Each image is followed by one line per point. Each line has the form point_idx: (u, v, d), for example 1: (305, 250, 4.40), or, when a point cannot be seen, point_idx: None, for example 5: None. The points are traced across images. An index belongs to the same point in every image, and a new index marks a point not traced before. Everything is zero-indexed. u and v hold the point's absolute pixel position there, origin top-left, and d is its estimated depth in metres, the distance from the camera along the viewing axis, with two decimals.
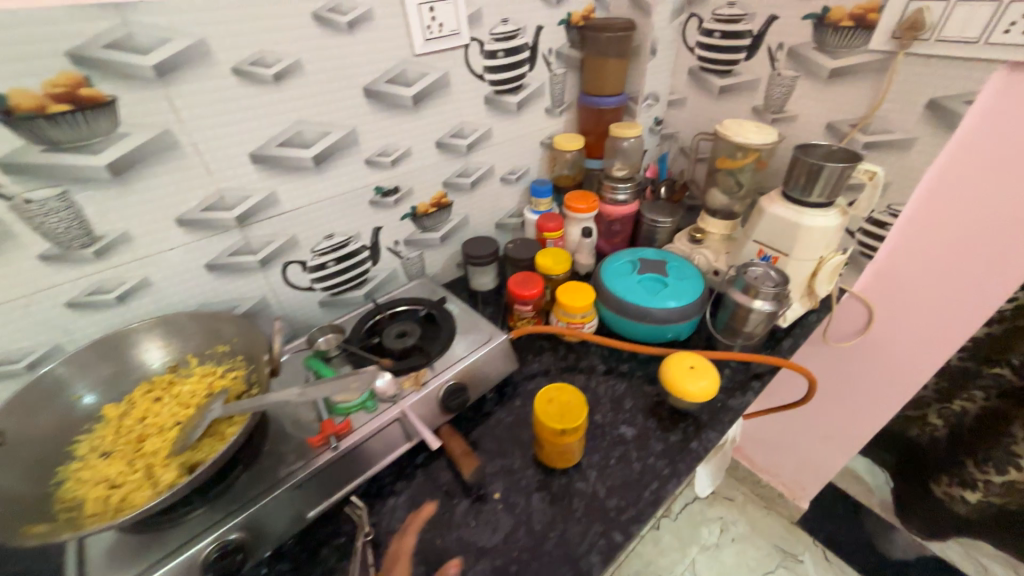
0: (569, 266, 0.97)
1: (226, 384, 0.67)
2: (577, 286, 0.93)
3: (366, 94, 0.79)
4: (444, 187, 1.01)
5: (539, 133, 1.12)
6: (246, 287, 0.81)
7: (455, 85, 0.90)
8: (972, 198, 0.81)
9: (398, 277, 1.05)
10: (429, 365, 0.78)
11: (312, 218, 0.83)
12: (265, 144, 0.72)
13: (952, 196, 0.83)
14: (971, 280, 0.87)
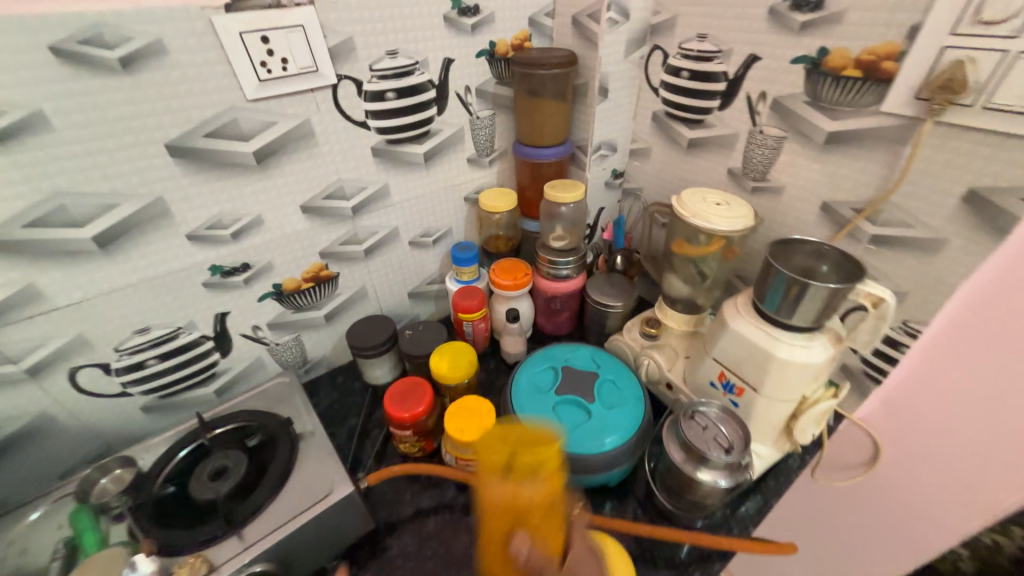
0: (472, 373, 0.74)
1: None
2: (475, 406, 0.69)
3: (172, 152, 0.58)
4: (324, 258, 0.79)
5: (461, 187, 0.90)
6: (8, 403, 0.60)
7: (323, 136, 0.69)
8: (1005, 357, 0.56)
9: (267, 367, 0.83)
10: (235, 535, 0.55)
11: (108, 311, 0.62)
12: (3, 225, 0.51)
13: (983, 348, 0.58)
14: (1002, 459, 0.61)
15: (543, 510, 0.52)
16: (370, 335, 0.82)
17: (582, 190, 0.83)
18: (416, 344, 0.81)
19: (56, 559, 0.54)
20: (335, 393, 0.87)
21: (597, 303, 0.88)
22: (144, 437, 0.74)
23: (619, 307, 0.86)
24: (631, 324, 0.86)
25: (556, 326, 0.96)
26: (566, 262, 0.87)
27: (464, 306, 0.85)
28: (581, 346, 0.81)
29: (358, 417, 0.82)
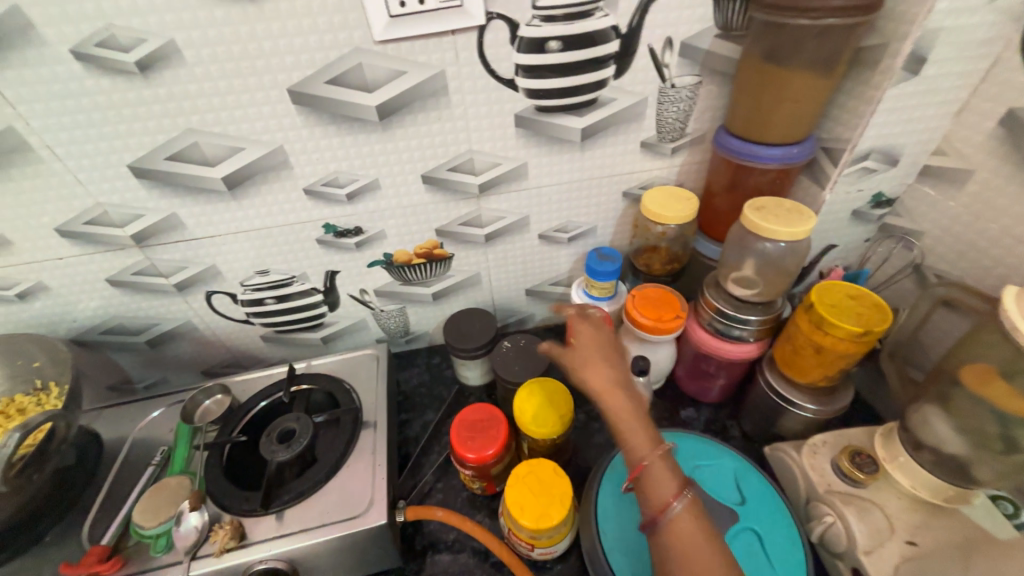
0: (560, 431, 0.57)
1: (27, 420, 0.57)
2: (546, 478, 0.53)
3: (294, 98, 0.51)
4: (439, 236, 0.69)
5: (621, 179, 0.67)
6: (162, 308, 0.69)
7: (457, 95, 0.54)
8: None
9: (370, 329, 0.80)
10: (271, 515, 0.54)
11: (236, 249, 0.64)
12: (149, 155, 0.53)
13: None
14: None
15: (820, 345, 0.52)
16: (468, 334, 0.71)
17: (810, 225, 0.51)
18: (508, 364, 0.67)
19: (153, 464, 0.60)
20: (426, 375, 0.82)
21: (775, 392, 0.59)
22: (262, 360, 0.80)
23: (810, 413, 0.58)
24: (820, 442, 0.56)
25: (700, 390, 0.70)
26: (743, 321, 0.59)
27: None
28: (726, 450, 0.57)
29: (436, 412, 0.75)
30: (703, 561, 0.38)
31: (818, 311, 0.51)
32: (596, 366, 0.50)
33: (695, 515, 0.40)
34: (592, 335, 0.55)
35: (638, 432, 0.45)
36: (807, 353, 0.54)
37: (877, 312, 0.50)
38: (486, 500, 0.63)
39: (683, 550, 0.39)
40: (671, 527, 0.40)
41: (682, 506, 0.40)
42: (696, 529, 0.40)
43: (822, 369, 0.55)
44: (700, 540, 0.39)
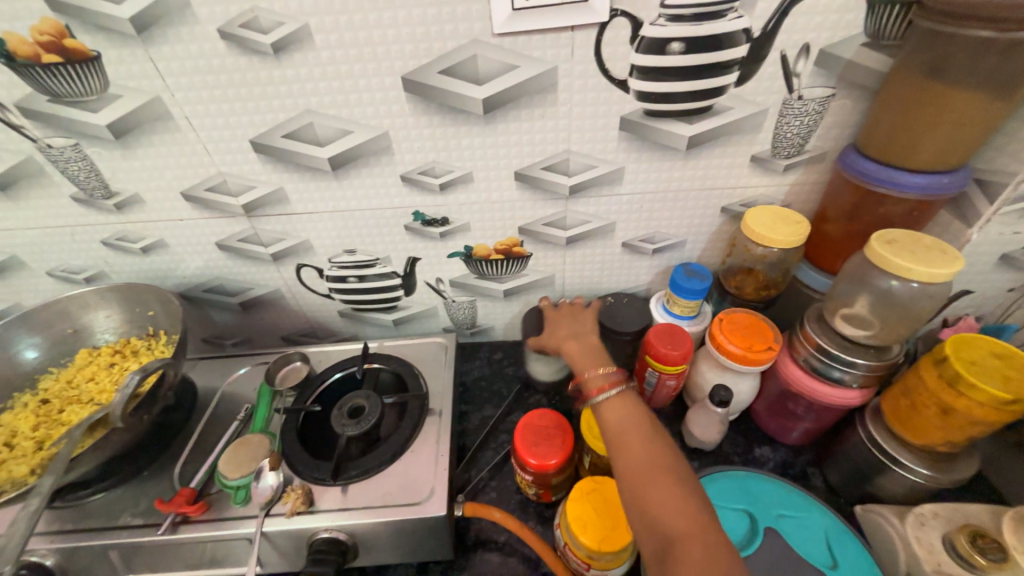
0: None
1: (139, 362, 0.63)
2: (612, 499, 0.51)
3: (406, 87, 0.52)
4: (521, 234, 0.68)
5: (723, 193, 0.62)
6: (258, 274, 0.73)
7: (565, 93, 0.53)
8: None
9: (439, 317, 0.82)
10: (338, 487, 0.56)
11: (330, 227, 0.67)
12: (269, 132, 0.56)
13: None
14: None
15: (950, 407, 0.46)
16: None
17: (957, 268, 0.45)
18: (615, 316, 0.70)
19: (238, 419, 0.64)
20: (487, 370, 0.82)
21: (878, 448, 0.53)
22: (335, 334, 0.84)
23: (921, 479, 0.51)
24: (929, 513, 0.50)
25: (778, 428, 0.64)
26: (849, 363, 0.53)
27: (657, 349, 0.62)
28: (814, 503, 0.52)
29: (495, 409, 0.75)
30: (632, 442, 0.42)
31: (953, 369, 0.45)
32: (557, 334, 0.60)
33: (625, 406, 0.44)
34: (560, 319, 0.65)
35: (580, 357, 0.53)
36: (930, 411, 0.48)
37: None
38: (540, 508, 0.62)
39: (613, 434, 0.43)
40: (602, 415, 0.45)
41: (607, 396, 0.45)
42: (627, 418, 0.44)
43: (947, 433, 0.48)
44: (631, 427, 0.43)
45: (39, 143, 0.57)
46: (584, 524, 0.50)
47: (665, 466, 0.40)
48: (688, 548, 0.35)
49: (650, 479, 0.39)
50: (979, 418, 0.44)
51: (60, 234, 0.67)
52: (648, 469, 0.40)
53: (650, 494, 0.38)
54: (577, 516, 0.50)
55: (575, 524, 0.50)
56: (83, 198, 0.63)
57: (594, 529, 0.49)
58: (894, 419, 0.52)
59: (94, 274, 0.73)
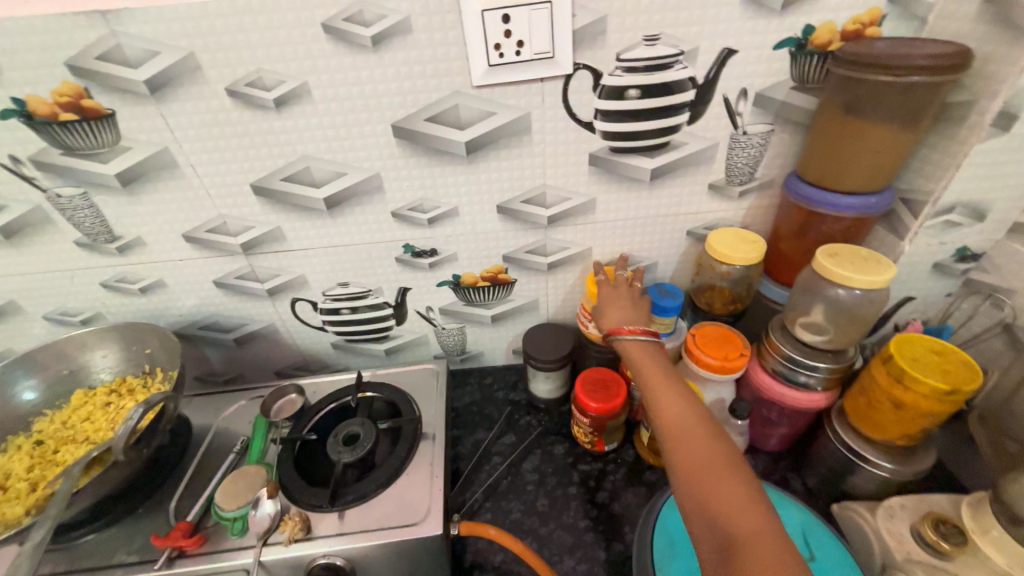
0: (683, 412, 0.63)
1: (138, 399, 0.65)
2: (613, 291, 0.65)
3: (396, 134, 0.58)
4: (505, 262, 0.73)
5: (686, 218, 0.69)
6: (253, 310, 0.76)
7: (539, 134, 0.59)
8: None
9: (429, 345, 0.84)
10: (335, 513, 0.57)
11: (324, 262, 0.71)
12: (269, 176, 0.61)
13: None
14: None
15: (902, 402, 0.50)
16: (549, 347, 0.75)
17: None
18: None
19: (234, 451, 0.66)
20: (478, 394, 0.84)
21: (846, 447, 0.57)
22: (329, 366, 0.86)
23: (887, 473, 0.54)
24: (898, 505, 0.53)
25: (757, 436, 0.67)
26: (812, 367, 0.58)
27: None
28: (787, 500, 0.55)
29: (487, 432, 0.77)
30: (688, 444, 0.44)
31: (897, 367, 0.50)
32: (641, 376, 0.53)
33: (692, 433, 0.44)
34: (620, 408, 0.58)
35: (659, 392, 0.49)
36: (884, 407, 0.53)
37: (967, 375, 0.48)
38: (534, 526, 0.64)
39: (687, 462, 0.43)
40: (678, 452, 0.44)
41: (683, 445, 0.44)
42: (697, 443, 0.43)
43: (902, 424, 0.52)
44: (700, 443, 0.43)
45: (49, 193, 0.61)
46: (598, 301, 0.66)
47: (719, 459, 0.42)
48: (730, 518, 0.38)
49: (726, 514, 0.38)
50: (926, 410, 0.49)
51: (59, 277, 0.69)
52: (713, 482, 0.40)
53: (721, 508, 0.39)
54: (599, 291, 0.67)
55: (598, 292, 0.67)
56: (87, 242, 0.66)
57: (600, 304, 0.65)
58: (857, 418, 0.56)
59: (92, 316, 0.75)
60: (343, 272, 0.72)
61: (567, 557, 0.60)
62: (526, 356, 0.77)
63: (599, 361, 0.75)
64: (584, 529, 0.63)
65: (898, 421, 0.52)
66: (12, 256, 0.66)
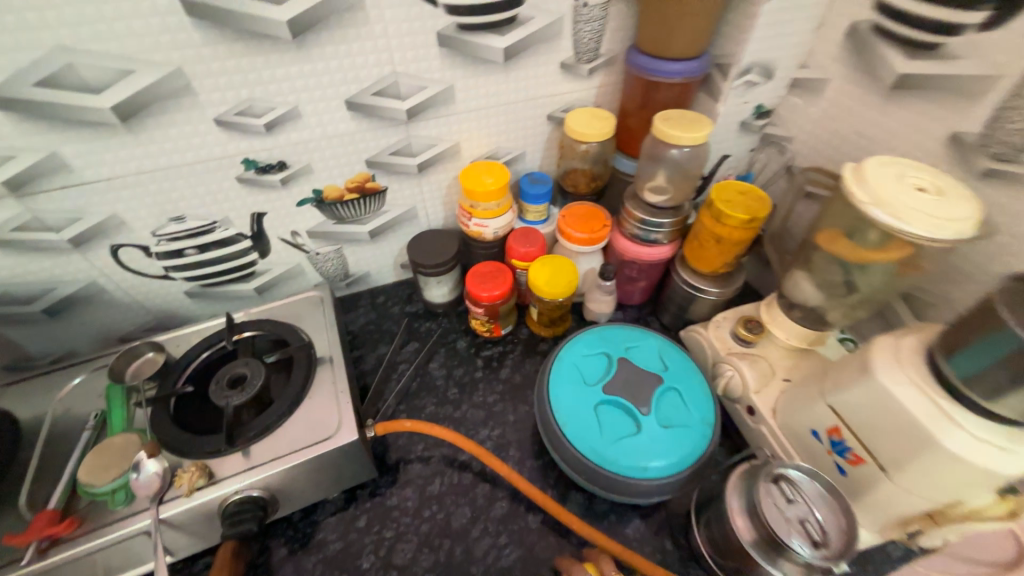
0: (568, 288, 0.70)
1: None
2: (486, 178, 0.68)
3: (190, 12, 0.47)
4: (371, 168, 0.68)
5: (545, 102, 0.70)
6: (58, 269, 0.61)
7: (375, 11, 0.53)
8: None
9: (307, 275, 0.78)
10: (237, 454, 0.54)
11: (142, 194, 0.58)
12: (12, 81, 0.45)
13: None
14: None
15: (721, 237, 0.63)
16: (434, 252, 0.75)
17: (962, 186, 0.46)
18: None
19: (88, 428, 0.57)
20: (372, 314, 0.82)
21: (687, 284, 0.70)
22: (190, 320, 0.75)
23: (714, 295, 0.69)
24: (723, 318, 0.68)
25: (624, 294, 0.79)
26: (660, 225, 0.68)
27: (518, 250, 0.72)
28: (649, 333, 0.66)
29: (389, 345, 0.78)
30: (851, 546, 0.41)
31: (717, 209, 0.61)
32: None
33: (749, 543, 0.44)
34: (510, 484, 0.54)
35: None
36: (711, 245, 0.65)
37: (761, 205, 0.61)
38: (448, 413, 0.69)
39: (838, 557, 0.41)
40: None
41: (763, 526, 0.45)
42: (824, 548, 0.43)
43: (723, 257, 0.65)
44: None
45: None
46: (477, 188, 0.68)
47: None
48: None
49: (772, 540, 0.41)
50: (737, 239, 0.62)
51: None
52: None
53: None
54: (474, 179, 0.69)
55: (473, 181, 0.69)
56: None
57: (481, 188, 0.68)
58: (693, 259, 0.69)
59: None
60: (173, 204, 0.60)
61: (483, 428, 0.67)
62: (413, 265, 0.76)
63: (485, 258, 0.78)
64: (493, 403, 0.70)
65: (720, 254, 0.65)
66: None
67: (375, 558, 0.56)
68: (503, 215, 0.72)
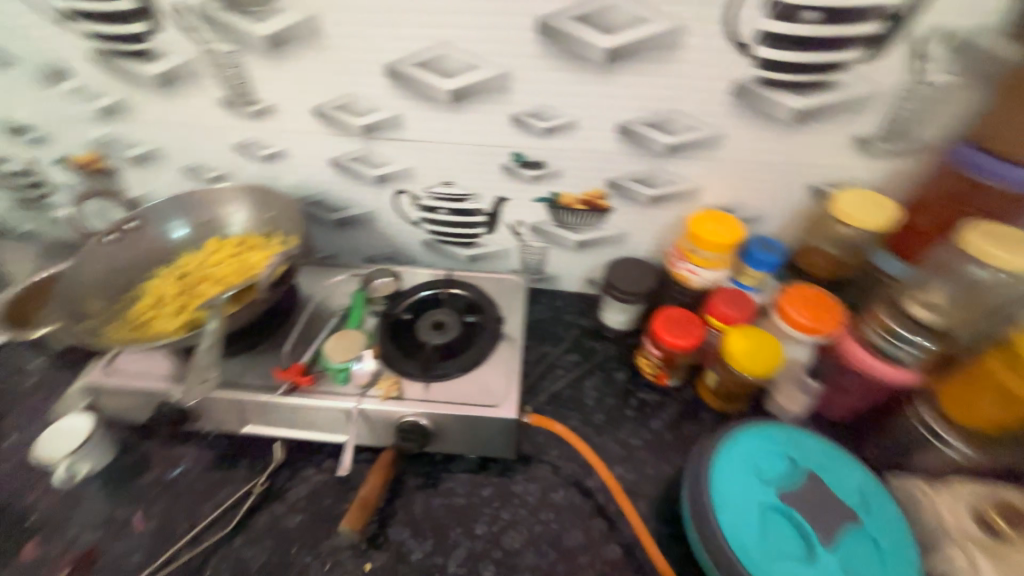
0: (767, 372, 0.62)
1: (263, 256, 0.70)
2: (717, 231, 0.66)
3: (539, 31, 0.56)
4: (608, 187, 0.71)
5: (816, 172, 0.64)
6: (358, 195, 0.80)
7: (688, 53, 0.56)
8: None
9: (510, 260, 0.87)
10: (422, 384, 0.64)
11: (434, 158, 0.72)
12: (404, 58, 0.61)
13: None
14: None
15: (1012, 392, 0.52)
16: (631, 280, 0.76)
17: None
18: None
19: (336, 317, 0.73)
20: (547, 313, 0.87)
21: (926, 426, 0.59)
22: (412, 262, 0.90)
23: (959, 452, 0.58)
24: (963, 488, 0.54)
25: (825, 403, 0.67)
26: (913, 343, 0.56)
27: (720, 309, 0.67)
28: (849, 457, 0.56)
29: (554, 348, 0.81)
30: None
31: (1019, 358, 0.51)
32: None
33: None
34: None
35: None
36: (988, 395, 0.54)
37: None
38: (589, 436, 0.69)
39: None
40: None
41: None
42: None
43: (999, 416, 0.54)
44: None
45: (207, 47, 0.64)
46: (704, 237, 0.66)
47: None
48: None
49: None
50: None
51: (202, 133, 0.75)
52: None
53: None
54: (701, 226, 0.67)
55: (701, 228, 0.67)
56: (230, 103, 0.70)
57: (709, 237, 0.66)
58: (952, 403, 0.57)
59: (222, 176, 0.81)
60: (449, 171, 0.74)
61: (619, 466, 0.66)
62: (606, 285, 0.78)
63: (678, 304, 0.76)
64: (636, 447, 0.68)
65: (1000, 410, 0.53)
66: (164, 104, 0.72)
67: (487, 529, 0.60)
68: (717, 269, 0.69)
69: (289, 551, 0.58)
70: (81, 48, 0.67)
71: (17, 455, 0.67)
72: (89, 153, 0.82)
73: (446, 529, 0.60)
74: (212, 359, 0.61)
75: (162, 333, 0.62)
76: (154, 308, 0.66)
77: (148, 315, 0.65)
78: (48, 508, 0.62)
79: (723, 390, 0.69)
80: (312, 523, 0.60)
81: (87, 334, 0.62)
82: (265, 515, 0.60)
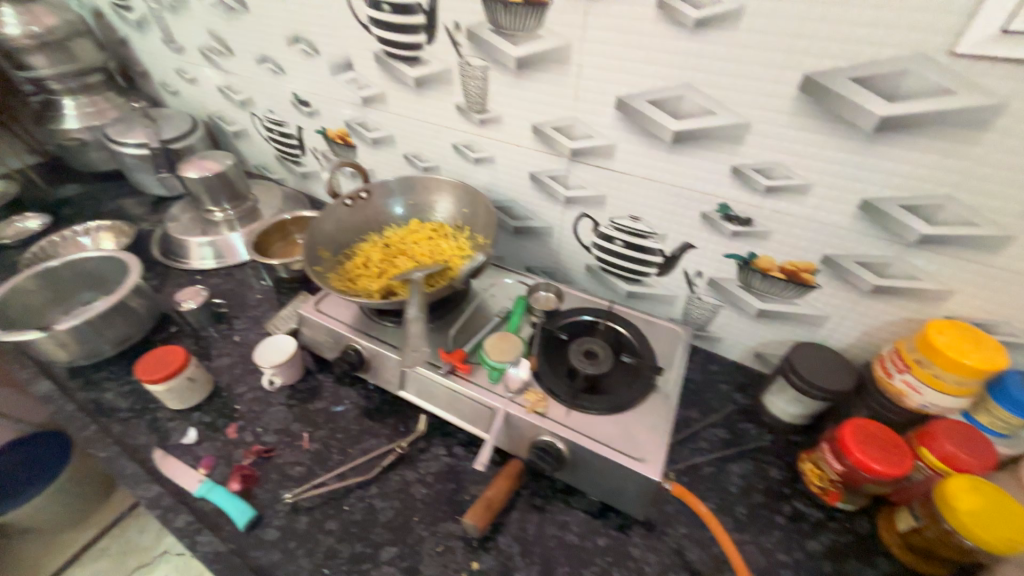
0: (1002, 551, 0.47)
1: (455, 249, 0.80)
2: (965, 351, 0.52)
3: (803, 87, 0.52)
4: (820, 263, 0.63)
5: None
6: (543, 210, 0.84)
7: (999, 136, 0.46)
8: None
9: (672, 307, 0.83)
10: (566, 409, 0.64)
11: (632, 191, 0.72)
12: (640, 94, 0.62)
13: None
14: None
15: None
16: (820, 372, 0.65)
17: None
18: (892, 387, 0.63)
19: (498, 317, 0.77)
20: (698, 373, 0.80)
21: None
22: (570, 282, 0.92)
23: None
24: None
25: None
26: None
27: (938, 445, 0.54)
28: None
29: (699, 414, 0.75)
30: None
31: None
32: None
33: None
34: None
35: None
36: None
37: None
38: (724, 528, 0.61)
39: None
40: None
41: None
42: None
43: None
44: None
45: (463, 60, 0.73)
46: (943, 355, 0.53)
47: None
48: None
49: None
50: None
51: (431, 130, 0.86)
52: None
53: None
54: (942, 341, 0.54)
55: (940, 343, 0.53)
56: (463, 109, 0.79)
57: (950, 355, 0.53)
58: None
59: (432, 168, 0.92)
60: (642, 208, 0.73)
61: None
62: (783, 365, 0.69)
63: (874, 416, 0.63)
64: (782, 562, 0.58)
65: None
66: (412, 101, 0.84)
67: None
68: (951, 396, 0.55)
69: (412, 518, 0.62)
70: (368, 48, 0.82)
71: (238, 353, 0.84)
72: (342, 129, 1.00)
73: (555, 562, 0.58)
74: (423, 334, 0.68)
75: (369, 294, 0.72)
76: (362, 269, 0.77)
77: (357, 274, 0.76)
78: (248, 403, 0.76)
79: (923, 543, 0.55)
80: (435, 501, 0.64)
81: (313, 270, 0.71)
82: (399, 476, 0.66)
